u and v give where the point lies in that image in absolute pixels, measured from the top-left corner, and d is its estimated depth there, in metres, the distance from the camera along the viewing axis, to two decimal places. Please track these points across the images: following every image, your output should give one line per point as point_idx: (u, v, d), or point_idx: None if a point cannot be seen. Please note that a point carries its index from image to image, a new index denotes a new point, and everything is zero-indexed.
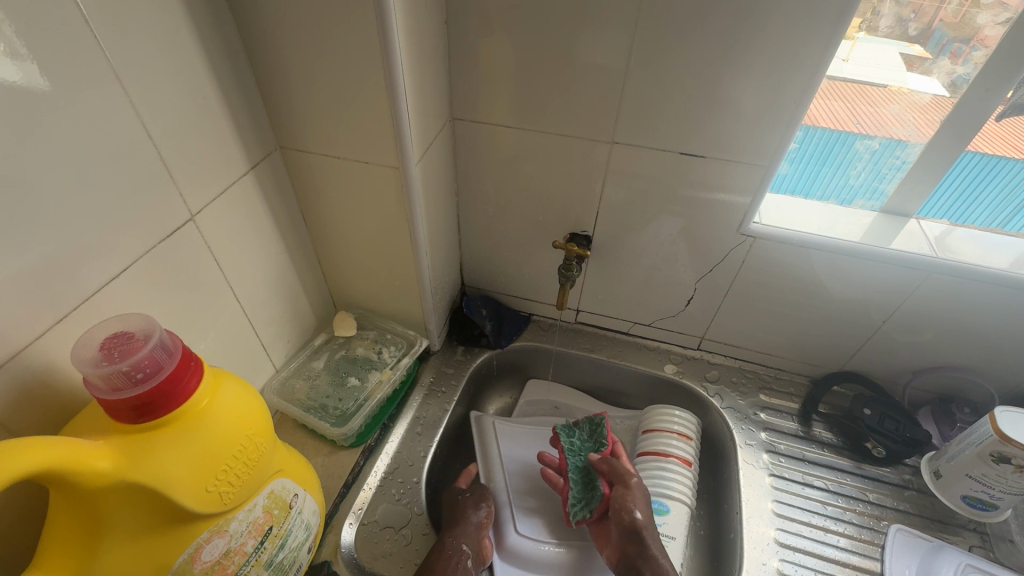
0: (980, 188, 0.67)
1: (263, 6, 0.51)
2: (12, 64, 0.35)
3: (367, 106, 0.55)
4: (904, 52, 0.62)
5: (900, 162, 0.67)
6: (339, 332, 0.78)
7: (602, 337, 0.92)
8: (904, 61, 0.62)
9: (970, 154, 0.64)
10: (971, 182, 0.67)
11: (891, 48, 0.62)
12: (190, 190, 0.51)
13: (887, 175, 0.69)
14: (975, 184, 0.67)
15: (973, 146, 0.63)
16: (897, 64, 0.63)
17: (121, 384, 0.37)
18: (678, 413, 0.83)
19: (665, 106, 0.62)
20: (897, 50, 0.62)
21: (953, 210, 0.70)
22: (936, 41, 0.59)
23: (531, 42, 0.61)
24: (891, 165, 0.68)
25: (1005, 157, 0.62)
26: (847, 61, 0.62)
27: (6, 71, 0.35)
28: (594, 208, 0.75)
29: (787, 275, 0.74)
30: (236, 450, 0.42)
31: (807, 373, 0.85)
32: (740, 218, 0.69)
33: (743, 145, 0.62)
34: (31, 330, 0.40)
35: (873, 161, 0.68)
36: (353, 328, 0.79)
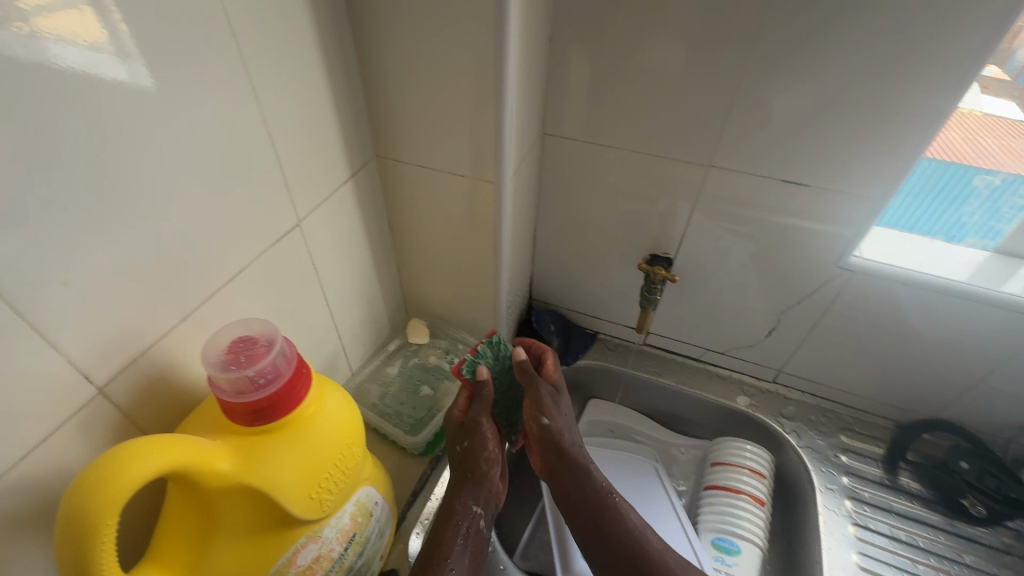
0: None
1: (382, 20, 0.52)
2: (121, 63, 0.34)
3: (470, 120, 0.55)
4: (983, 74, 0.56)
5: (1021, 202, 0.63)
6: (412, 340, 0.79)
7: (670, 361, 0.89)
8: (980, 84, 0.56)
9: None
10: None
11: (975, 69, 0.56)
12: (300, 197, 0.53)
13: (1004, 215, 0.65)
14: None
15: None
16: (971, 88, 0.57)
17: (245, 388, 0.37)
18: (750, 447, 0.80)
19: (771, 131, 0.59)
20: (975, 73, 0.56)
21: None
22: (1016, 65, 0.56)
23: (635, 62, 0.60)
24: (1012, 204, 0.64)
25: None
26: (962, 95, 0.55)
27: (115, 72, 0.33)
28: (680, 230, 0.72)
29: (885, 312, 0.69)
30: (337, 458, 0.43)
31: (892, 417, 0.80)
32: (839, 251, 0.66)
33: (855, 175, 0.59)
34: (160, 327, 0.41)
35: (992, 198, 0.64)
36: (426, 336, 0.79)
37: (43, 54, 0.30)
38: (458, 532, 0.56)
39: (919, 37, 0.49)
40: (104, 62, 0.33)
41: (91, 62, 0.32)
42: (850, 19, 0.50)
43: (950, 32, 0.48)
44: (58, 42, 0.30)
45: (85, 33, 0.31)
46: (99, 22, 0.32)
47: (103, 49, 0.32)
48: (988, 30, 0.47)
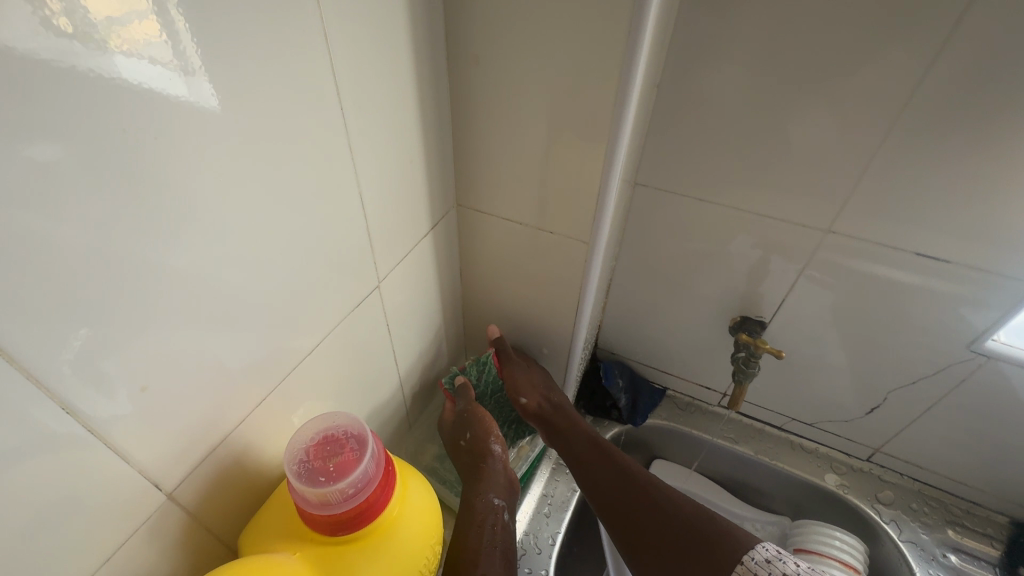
0: None
1: (483, 68, 0.46)
2: (182, 79, 0.26)
3: (570, 178, 0.50)
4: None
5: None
6: None
7: (748, 426, 0.81)
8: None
9: None
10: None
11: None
12: (382, 257, 0.48)
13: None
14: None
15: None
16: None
17: (332, 498, 0.32)
18: (838, 535, 0.71)
19: (910, 200, 0.52)
20: None
21: None
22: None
23: (754, 116, 0.53)
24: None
25: None
26: None
27: (173, 88, 0.26)
28: (779, 295, 0.65)
29: (1019, 404, 0.61)
30: (422, 566, 0.37)
31: (1010, 513, 0.70)
32: (973, 334, 0.57)
33: (1010, 255, 0.51)
34: (237, 415, 0.37)
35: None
36: None
37: (86, 62, 0.22)
38: (484, 530, 0.53)
39: None
40: (161, 75, 0.25)
41: (145, 76, 0.25)
42: None
43: None
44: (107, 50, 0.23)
45: (141, 38, 0.24)
46: (160, 27, 0.24)
47: (161, 59, 0.25)
48: None
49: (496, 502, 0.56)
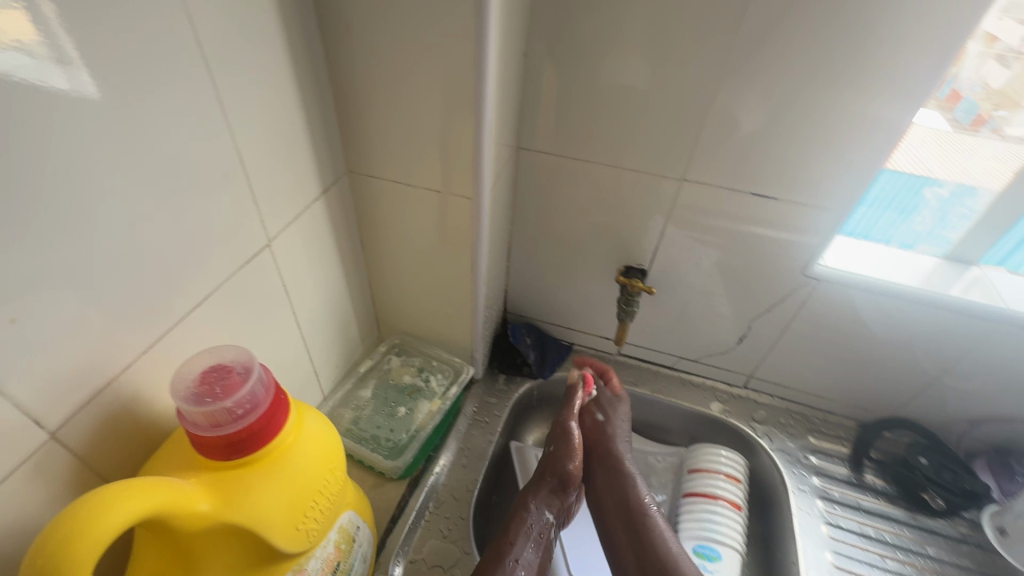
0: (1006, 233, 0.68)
1: (353, 33, 0.50)
2: (59, 70, 0.30)
3: (446, 136, 0.55)
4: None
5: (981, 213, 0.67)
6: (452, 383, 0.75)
7: (645, 370, 0.90)
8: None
9: None
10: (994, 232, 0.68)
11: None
12: (269, 216, 0.50)
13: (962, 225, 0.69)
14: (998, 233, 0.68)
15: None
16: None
17: (222, 420, 0.35)
18: (724, 453, 0.81)
19: (740, 145, 0.61)
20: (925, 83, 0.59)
21: (993, 256, 0.70)
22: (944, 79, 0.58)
23: (608, 78, 0.61)
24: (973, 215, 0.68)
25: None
26: None
27: (51, 78, 0.30)
28: (653, 243, 0.74)
29: (847, 318, 0.73)
30: (321, 485, 0.41)
31: (856, 417, 0.83)
32: (805, 261, 0.69)
33: (820, 188, 0.62)
34: (123, 358, 0.38)
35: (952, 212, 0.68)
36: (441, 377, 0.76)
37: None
38: (529, 537, 0.64)
39: (873, 58, 0.52)
40: (39, 68, 0.29)
41: (22, 67, 0.28)
42: (810, 40, 0.53)
43: (903, 53, 0.51)
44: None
45: (17, 35, 0.28)
46: (35, 25, 0.29)
47: (38, 55, 0.29)
48: (939, 52, 0.50)
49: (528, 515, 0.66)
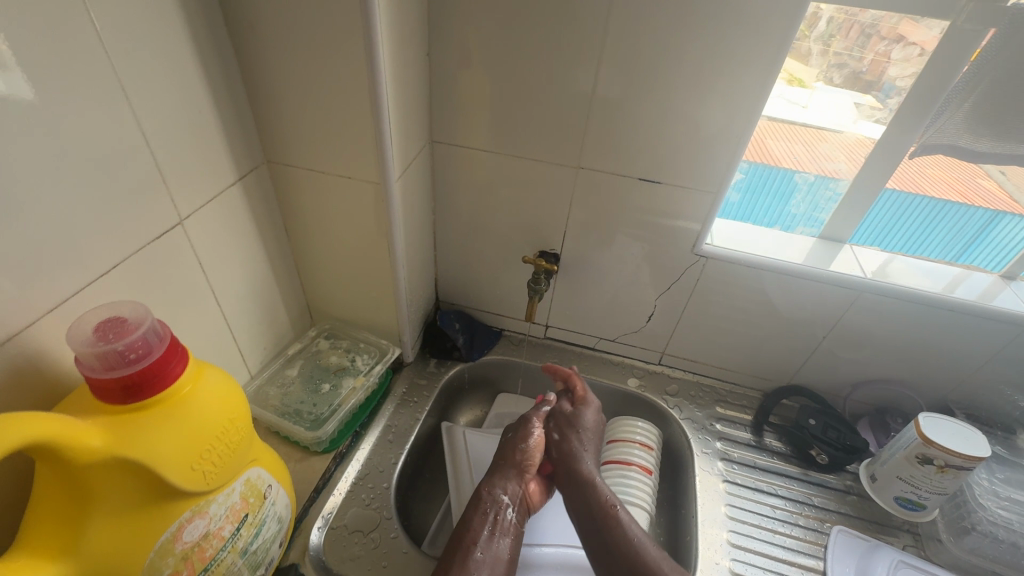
0: (930, 228, 0.77)
1: (259, 31, 0.55)
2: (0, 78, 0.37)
3: (352, 126, 0.60)
4: (858, 101, 0.69)
5: (922, 210, 0.75)
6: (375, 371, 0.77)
7: (569, 351, 0.96)
8: (857, 109, 0.69)
9: (887, 192, 0.74)
10: (919, 224, 0.77)
11: (847, 97, 0.69)
12: (181, 196, 0.54)
13: (910, 224, 0.77)
14: (928, 223, 0.77)
15: (890, 185, 0.73)
16: (852, 112, 0.70)
17: (114, 364, 0.39)
18: (640, 424, 0.88)
19: (625, 135, 0.69)
20: (853, 99, 0.69)
21: (903, 244, 0.79)
22: (887, 92, 0.66)
23: (506, 75, 0.68)
24: (916, 212, 0.76)
25: (952, 203, 0.73)
26: (805, 107, 0.71)
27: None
28: (562, 228, 0.80)
29: (738, 292, 0.81)
30: (218, 432, 0.45)
31: (759, 387, 0.91)
32: (693, 240, 0.76)
33: (697, 172, 0.69)
34: (27, 316, 0.42)
35: (902, 215, 0.77)
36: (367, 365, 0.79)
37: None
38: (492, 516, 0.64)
39: (720, 55, 0.60)
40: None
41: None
42: (670, 39, 0.60)
43: (744, 51, 0.59)
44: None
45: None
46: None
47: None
48: (774, 51, 0.59)
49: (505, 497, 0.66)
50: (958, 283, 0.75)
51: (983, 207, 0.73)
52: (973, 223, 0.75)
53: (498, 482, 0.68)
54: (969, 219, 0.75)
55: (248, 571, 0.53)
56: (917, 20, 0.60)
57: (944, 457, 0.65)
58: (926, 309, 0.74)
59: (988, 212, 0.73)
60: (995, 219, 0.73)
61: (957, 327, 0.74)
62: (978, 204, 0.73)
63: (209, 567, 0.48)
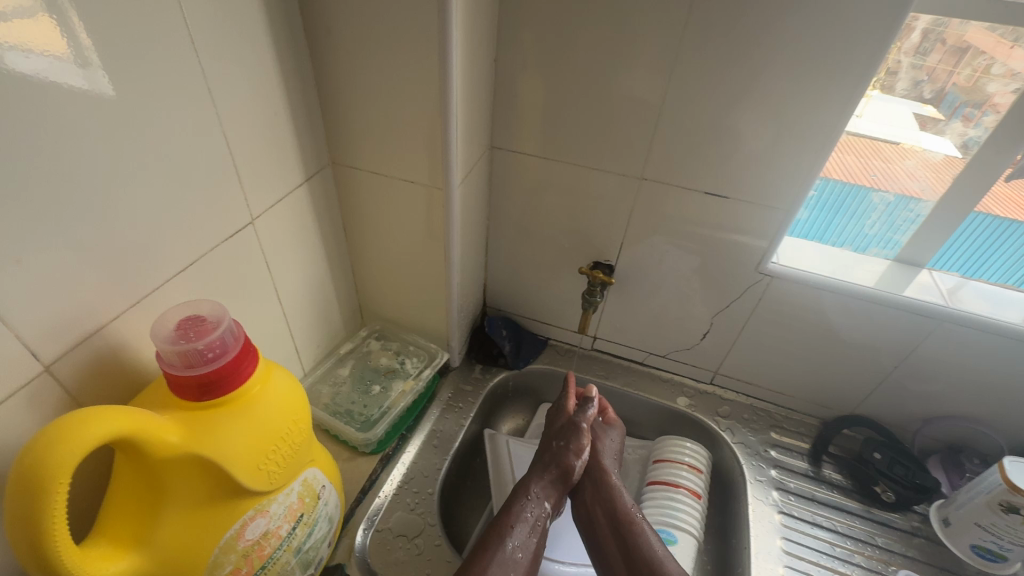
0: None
1: (334, 36, 0.56)
2: (81, 72, 0.37)
3: (418, 131, 0.60)
4: (917, 112, 0.66)
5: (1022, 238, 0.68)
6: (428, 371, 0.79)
7: (616, 365, 0.94)
8: (917, 120, 0.66)
9: (979, 215, 0.68)
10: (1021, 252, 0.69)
11: (904, 108, 0.66)
12: (254, 197, 0.55)
13: (1010, 252, 0.70)
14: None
15: (981, 207, 0.67)
16: (909, 123, 0.67)
17: (194, 361, 0.40)
18: (689, 445, 0.85)
19: (693, 147, 0.66)
20: (910, 109, 0.66)
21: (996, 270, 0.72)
22: (949, 104, 0.64)
23: (572, 83, 0.67)
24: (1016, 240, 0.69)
25: None
26: (861, 116, 0.67)
27: (76, 79, 0.37)
28: (618, 240, 0.79)
29: (802, 314, 0.77)
30: (283, 433, 0.46)
31: (818, 414, 0.87)
32: (759, 258, 0.73)
33: (767, 187, 0.66)
34: (112, 309, 0.43)
35: (999, 241, 0.70)
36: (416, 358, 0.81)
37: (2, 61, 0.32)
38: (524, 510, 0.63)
39: (804, 66, 0.57)
40: (64, 69, 0.36)
41: (51, 70, 0.35)
42: (748, 50, 0.58)
43: (831, 61, 0.56)
44: (15, 50, 0.33)
45: (48, 45, 0.35)
46: (62, 34, 0.35)
47: (65, 60, 0.36)
48: (864, 63, 0.55)
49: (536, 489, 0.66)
50: None
51: None
52: None
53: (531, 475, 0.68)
54: None
55: (300, 570, 0.54)
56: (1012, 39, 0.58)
57: None
58: (1015, 343, 0.68)
59: None
60: None
61: None
62: None
63: (267, 565, 0.48)
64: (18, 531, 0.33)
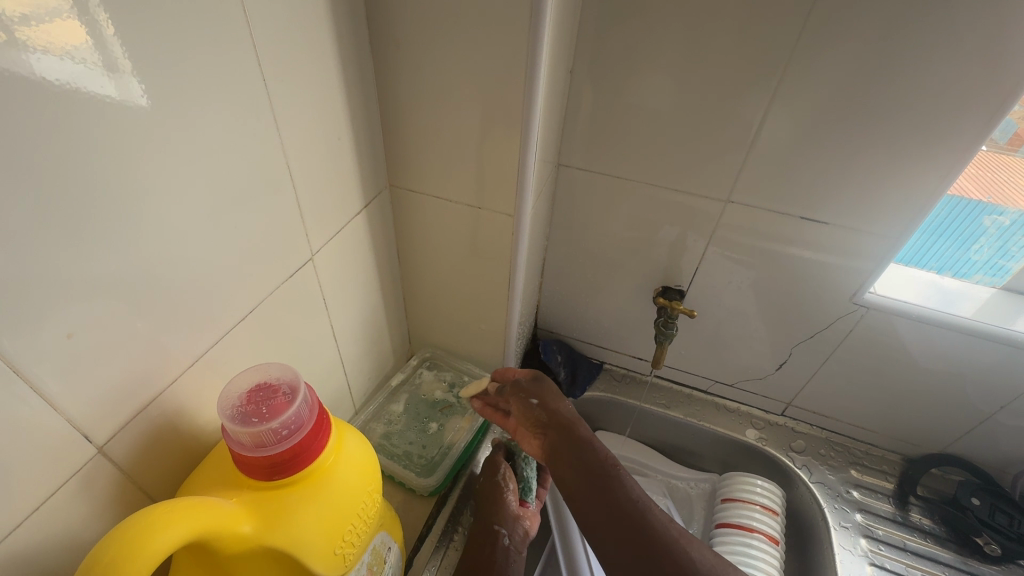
0: None
1: (402, 51, 0.50)
2: (109, 78, 0.29)
3: (490, 153, 0.54)
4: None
5: None
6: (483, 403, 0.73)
7: (677, 392, 0.88)
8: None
9: None
10: None
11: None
12: (314, 230, 0.50)
13: None
14: None
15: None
16: None
17: (266, 441, 0.34)
18: (760, 483, 0.78)
19: (790, 167, 0.60)
20: None
21: None
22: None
23: (655, 97, 0.60)
24: None
25: None
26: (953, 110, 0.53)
27: (102, 86, 0.29)
28: (692, 264, 0.72)
29: (896, 347, 0.70)
30: (359, 509, 0.40)
31: (902, 451, 0.80)
32: (854, 288, 0.66)
33: (874, 213, 0.60)
34: (169, 372, 0.38)
35: None
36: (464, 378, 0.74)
37: (40, 90, 0.26)
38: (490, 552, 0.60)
39: (936, 80, 0.50)
40: (88, 74, 0.28)
41: (70, 75, 0.28)
42: (868, 62, 0.51)
43: (970, 75, 0.49)
44: (39, 52, 0.26)
45: (68, 42, 0.27)
46: (85, 30, 0.28)
47: (89, 63, 0.28)
48: (1010, 78, 0.48)
49: (501, 528, 0.62)
50: None
51: None
52: None
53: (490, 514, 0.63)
54: None
55: None
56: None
57: None
58: None
59: None
60: None
61: None
62: None
63: None
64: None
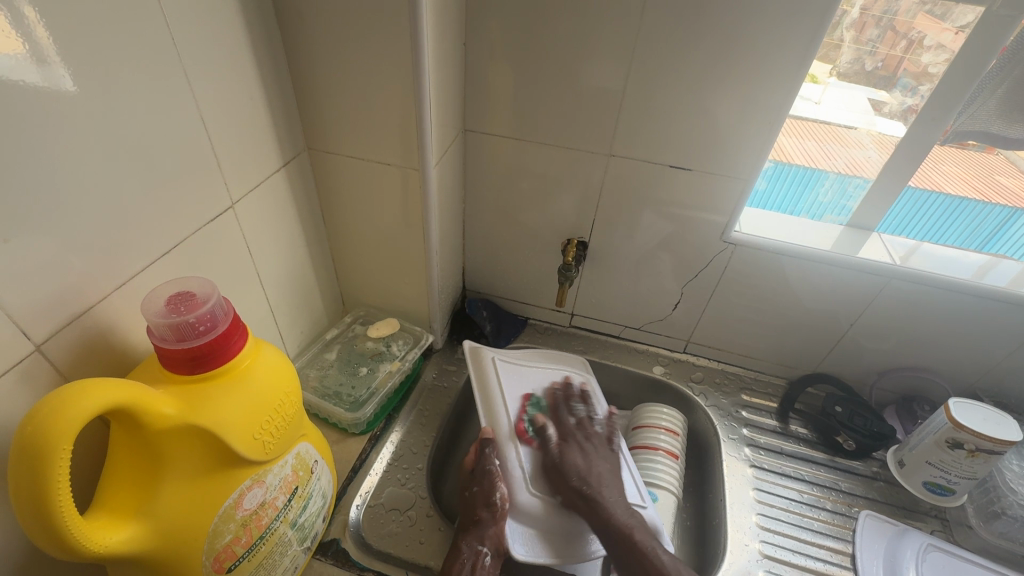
0: (945, 226, 0.78)
1: (303, 23, 0.57)
2: (37, 68, 0.37)
3: (391, 114, 0.62)
4: (872, 98, 0.71)
5: (988, 217, 0.75)
6: (411, 350, 0.81)
7: (594, 339, 0.98)
8: (872, 105, 0.71)
9: (910, 189, 0.75)
10: (988, 231, 0.77)
11: (860, 93, 0.71)
12: (233, 181, 0.56)
13: (977, 229, 0.77)
14: (996, 227, 0.76)
15: (913, 183, 0.74)
16: (864, 107, 0.72)
17: (186, 335, 0.41)
18: (665, 409, 0.88)
19: (657, 122, 0.70)
20: (868, 96, 0.71)
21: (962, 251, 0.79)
22: (902, 88, 0.68)
23: (539, 64, 0.69)
24: (985, 220, 0.76)
25: (1018, 208, 0.73)
26: (819, 103, 0.72)
27: (31, 76, 0.36)
28: (590, 217, 0.82)
29: (765, 278, 0.81)
30: (276, 405, 0.47)
31: (784, 375, 0.92)
32: (722, 228, 0.77)
33: (729, 159, 0.71)
34: (99, 291, 0.45)
35: (966, 218, 0.76)
36: (393, 327, 0.82)
37: None
38: None
39: (753, 42, 0.62)
40: (21, 68, 0.36)
41: (7, 67, 0.35)
42: (701, 28, 0.62)
43: (779, 37, 0.61)
44: None
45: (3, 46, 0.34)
46: (14, 28, 0.35)
47: (20, 56, 0.35)
48: (808, 38, 0.60)
49: (482, 546, 0.63)
50: (987, 271, 0.75)
51: (1001, 203, 0.73)
52: (991, 219, 0.76)
53: (473, 532, 0.64)
54: (986, 216, 0.76)
55: (296, 542, 0.55)
56: (962, 31, 0.62)
57: (974, 441, 0.65)
58: (957, 297, 0.74)
59: (1006, 209, 0.74)
60: (1014, 216, 0.74)
61: (988, 316, 0.75)
62: (995, 199, 0.73)
63: (265, 535, 0.50)
64: (25, 505, 0.34)
